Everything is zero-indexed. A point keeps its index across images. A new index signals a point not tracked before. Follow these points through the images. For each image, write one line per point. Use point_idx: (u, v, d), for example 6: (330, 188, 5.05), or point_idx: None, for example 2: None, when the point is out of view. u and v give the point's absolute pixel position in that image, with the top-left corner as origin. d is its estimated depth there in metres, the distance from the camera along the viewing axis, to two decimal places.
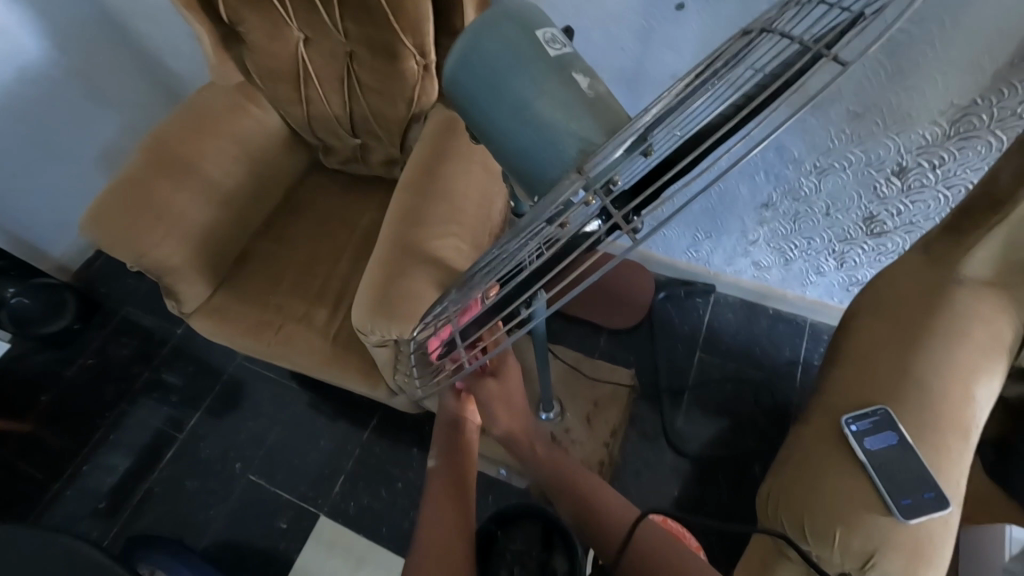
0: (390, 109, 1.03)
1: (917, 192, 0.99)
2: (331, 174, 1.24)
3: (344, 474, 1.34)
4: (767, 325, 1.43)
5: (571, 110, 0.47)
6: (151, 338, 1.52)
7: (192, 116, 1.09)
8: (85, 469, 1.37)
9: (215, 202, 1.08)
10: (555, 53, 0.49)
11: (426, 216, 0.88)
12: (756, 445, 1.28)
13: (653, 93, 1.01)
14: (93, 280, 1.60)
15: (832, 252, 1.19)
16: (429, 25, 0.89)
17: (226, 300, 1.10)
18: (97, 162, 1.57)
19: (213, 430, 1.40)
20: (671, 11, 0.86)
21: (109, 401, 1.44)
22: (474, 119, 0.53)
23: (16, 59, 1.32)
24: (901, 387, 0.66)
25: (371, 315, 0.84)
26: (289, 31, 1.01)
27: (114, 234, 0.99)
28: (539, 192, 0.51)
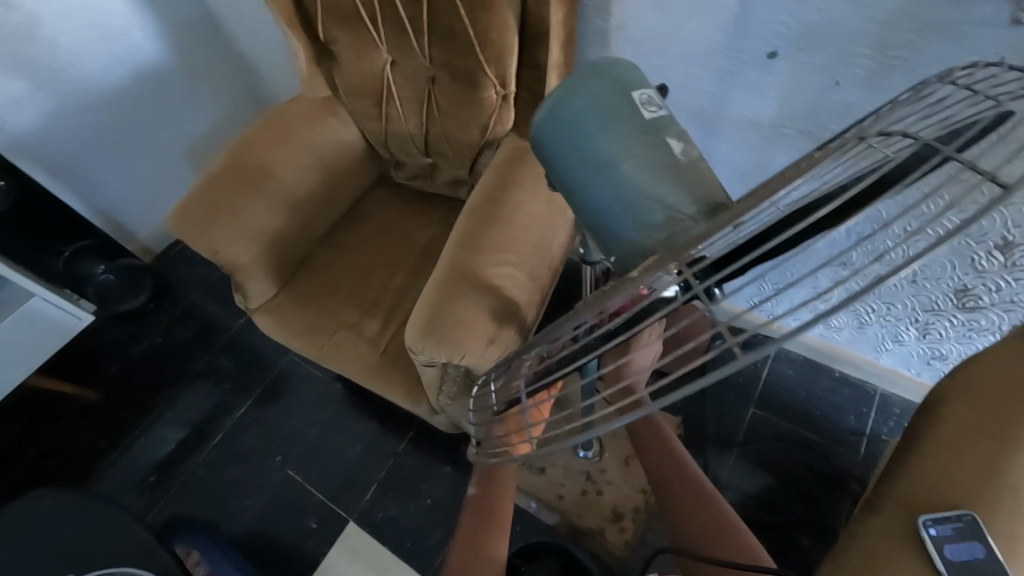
0: (464, 133, 1.05)
1: (1022, 270, 0.90)
2: (399, 189, 1.27)
3: (376, 482, 1.35)
4: (831, 387, 1.33)
5: (662, 175, 0.46)
6: (214, 324, 1.60)
7: (278, 123, 1.15)
8: (140, 441, 1.45)
9: (289, 207, 1.12)
10: (650, 115, 0.48)
11: (489, 243, 0.88)
12: (809, 516, 1.19)
13: (732, 139, 0.98)
14: (172, 263, 1.71)
15: (914, 322, 1.10)
16: (511, 58, 0.91)
17: (287, 301, 1.14)
18: (189, 156, 1.68)
19: (259, 420, 1.45)
20: (761, 59, 0.83)
21: (169, 379, 1.53)
22: (554, 168, 0.52)
23: (132, 57, 1.45)
24: (990, 488, 0.59)
25: (423, 337, 0.83)
26: (377, 52, 1.05)
27: (195, 230, 1.05)
28: (615, 250, 0.49)
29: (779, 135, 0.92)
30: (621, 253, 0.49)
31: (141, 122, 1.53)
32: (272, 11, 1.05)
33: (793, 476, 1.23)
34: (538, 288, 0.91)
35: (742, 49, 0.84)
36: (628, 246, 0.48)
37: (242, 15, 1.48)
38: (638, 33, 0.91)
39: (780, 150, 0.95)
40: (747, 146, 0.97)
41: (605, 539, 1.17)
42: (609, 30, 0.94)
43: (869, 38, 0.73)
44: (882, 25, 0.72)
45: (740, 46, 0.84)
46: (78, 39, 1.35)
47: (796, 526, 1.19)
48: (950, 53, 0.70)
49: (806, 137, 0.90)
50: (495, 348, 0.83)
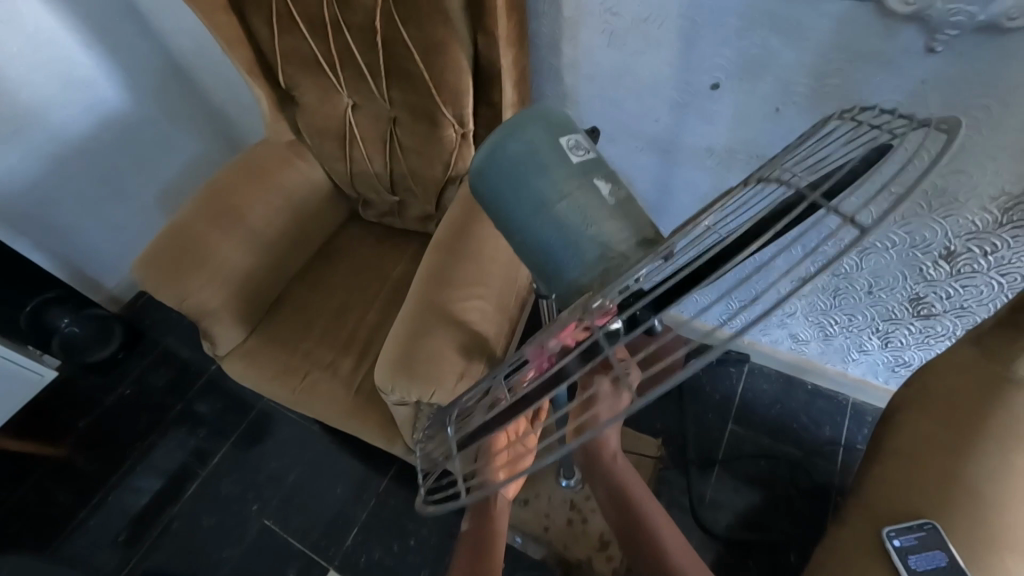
0: (428, 171, 1.07)
1: (967, 277, 0.94)
2: (368, 226, 1.28)
3: (357, 525, 1.32)
4: (806, 400, 1.36)
5: (590, 215, 0.49)
6: (185, 370, 1.56)
7: (242, 168, 1.15)
8: (110, 498, 1.40)
9: (254, 251, 1.12)
10: (578, 159, 0.50)
11: (452, 279, 0.89)
12: (795, 530, 1.19)
13: (689, 166, 1.01)
14: (141, 311, 1.68)
15: (876, 330, 1.13)
16: (468, 97, 0.94)
17: (257, 345, 1.13)
18: (159, 201, 1.67)
19: (235, 467, 1.41)
20: (705, 89, 0.88)
21: (140, 430, 1.48)
22: (496, 210, 0.54)
23: (98, 108, 1.45)
24: (949, 492, 0.61)
25: (394, 376, 0.83)
26: (339, 96, 1.07)
27: (160, 277, 1.04)
28: (559, 285, 0.52)
29: (729, 158, 0.96)
30: (564, 289, 0.52)
31: (108, 171, 1.52)
32: (234, 62, 1.07)
33: (776, 489, 1.24)
34: (505, 320, 0.92)
35: (687, 81, 0.88)
36: (570, 283, 0.51)
37: (208, 62, 1.50)
38: (589, 69, 0.94)
39: (733, 174, 0.98)
40: (701, 171, 1.01)
41: (592, 569, 1.15)
42: (562, 68, 0.97)
43: (803, 68, 0.78)
44: (813, 54, 0.76)
45: (685, 79, 0.88)
46: (40, 90, 1.34)
47: (783, 540, 1.19)
48: (879, 78, 0.75)
49: (755, 160, 0.94)
50: (465, 382, 0.83)
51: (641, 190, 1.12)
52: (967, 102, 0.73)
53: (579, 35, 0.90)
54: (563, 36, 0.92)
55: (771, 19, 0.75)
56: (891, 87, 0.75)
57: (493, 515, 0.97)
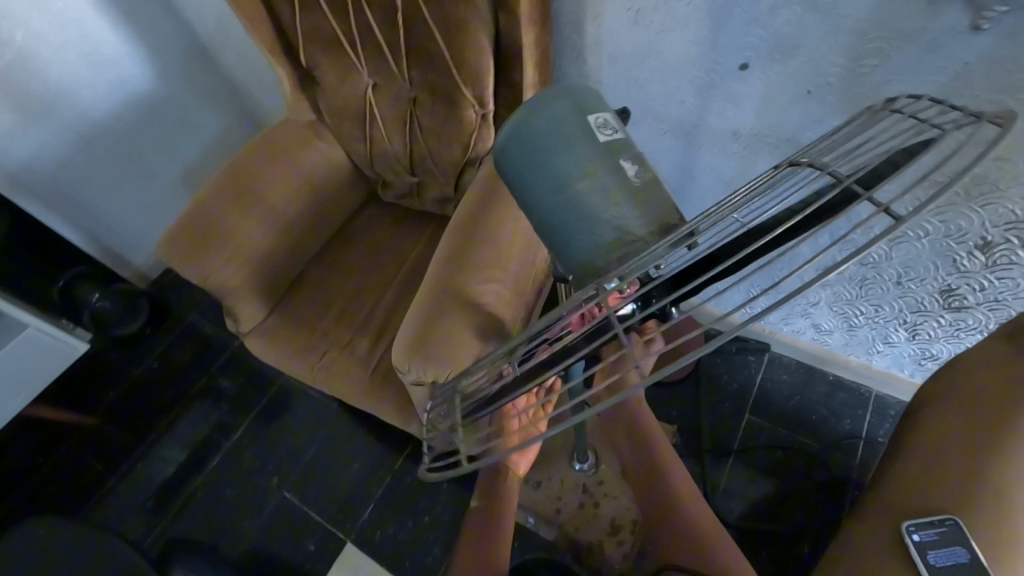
0: (447, 152, 1.07)
1: (1004, 270, 0.90)
2: (388, 208, 1.29)
3: (373, 501, 1.35)
4: (826, 391, 1.33)
5: (611, 194, 0.48)
6: (210, 346, 1.61)
7: (266, 147, 1.16)
8: (139, 466, 1.45)
9: (276, 231, 1.13)
10: (605, 138, 0.50)
11: (470, 261, 0.89)
12: (809, 522, 1.18)
13: (714, 150, 0.99)
14: (168, 288, 1.73)
15: (903, 322, 1.10)
16: (488, 78, 0.92)
17: (277, 323, 1.15)
18: (184, 180, 1.70)
19: (256, 441, 1.45)
20: (734, 69, 0.85)
21: (167, 403, 1.53)
22: (517, 188, 0.53)
23: (126, 87, 1.47)
24: (975, 491, 0.59)
25: (411, 355, 0.84)
26: (359, 76, 1.07)
27: (184, 254, 1.06)
28: (575, 267, 0.52)
29: (757, 142, 0.93)
30: (580, 271, 0.51)
31: (135, 150, 1.55)
32: (258, 41, 1.07)
33: (792, 480, 1.23)
34: (523, 303, 0.92)
35: (715, 62, 0.85)
36: (585, 264, 0.50)
37: (233, 42, 1.51)
38: (613, 48, 0.92)
39: (760, 159, 0.95)
40: (726, 155, 0.98)
41: (603, 553, 1.16)
42: (585, 47, 0.95)
43: (838, 47, 0.75)
44: (847, 34, 0.73)
45: (713, 60, 0.85)
46: (71, 68, 1.36)
47: (796, 531, 1.18)
48: (917, 59, 0.71)
49: (783, 144, 0.91)
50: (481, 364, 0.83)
51: (663, 174, 1.10)
52: (1013, 85, 0.69)
53: (604, 13, 0.88)
54: (587, 15, 0.90)
55: None
56: (931, 68, 0.71)
57: (504, 495, 0.98)
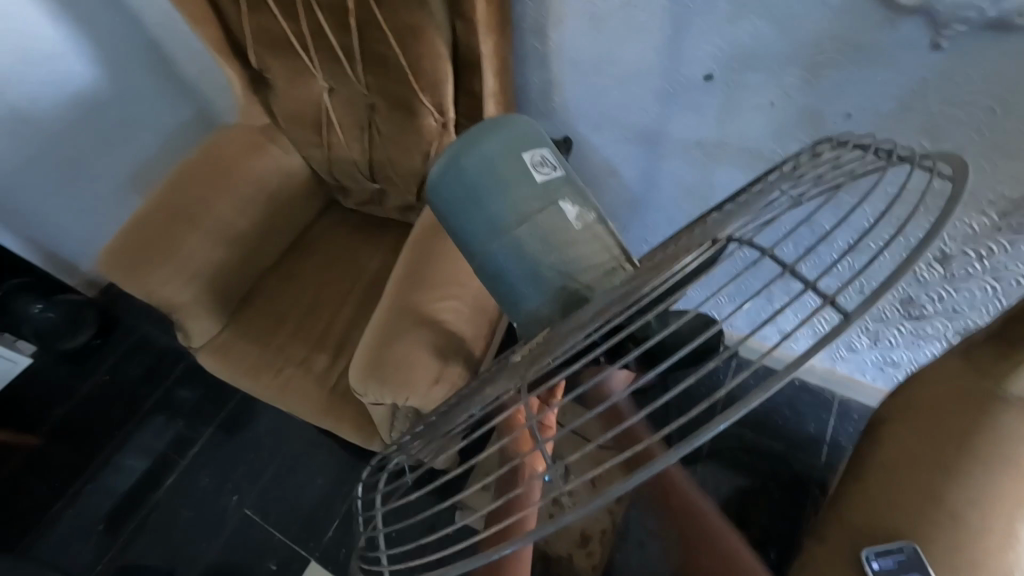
0: (406, 161, 1.02)
1: (961, 280, 0.91)
2: (348, 215, 1.24)
3: (338, 517, 1.31)
4: (792, 396, 1.34)
5: (552, 240, 0.52)
6: (164, 357, 1.53)
7: (215, 152, 1.10)
8: (87, 487, 1.38)
9: (227, 241, 1.08)
10: (542, 178, 0.53)
11: (426, 277, 0.86)
12: (774, 525, 1.20)
13: (677, 159, 0.97)
14: (118, 296, 1.64)
15: (865, 330, 1.11)
16: (447, 85, 0.88)
17: (232, 338, 1.09)
18: (135, 182, 1.60)
19: (214, 457, 1.39)
20: (698, 80, 0.83)
21: (117, 418, 1.46)
22: (458, 229, 0.56)
23: (68, 83, 1.37)
24: (930, 515, 0.59)
25: (366, 378, 0.81)
26: (312, 79, 1.01)
27: (127, 270, 0.99)
28: (520, 313, 0.56)
29: (722, 153, 0.91)
30: (525, 318, 0.56)
31: (79, 152, 1.45)
32: (202, 41, 1.01)
33: (760, 485, 1.24)
34: (485, 321, 0.89)
35: (679, 71, 0.83)
36: (532, 313, 0.55)
37: (181, 37, 1.42)
38: (576, 55, 0.89)
39: (725, 170, 0.94)
40: (692, 165, 0.96)
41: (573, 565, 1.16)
42: (547, 53, 0.91)
43: (801, 60, 0.74)
44: (810, 47, 0.72)
45: (677, 69, 0.83)
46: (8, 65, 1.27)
47: (762, 535, 1.19)
48: (875, 74, 0.71)
49: (749, 156, 0.90)
50: (439, 388, 0.81)
51: (626, 180, 1.07)
52: (972, 99, 0.68)
53: (566, 19, 0.84)
54: (549, 20, 0.86)
55: (767, 9, 0.70)
56: (893, 84, 0.71)
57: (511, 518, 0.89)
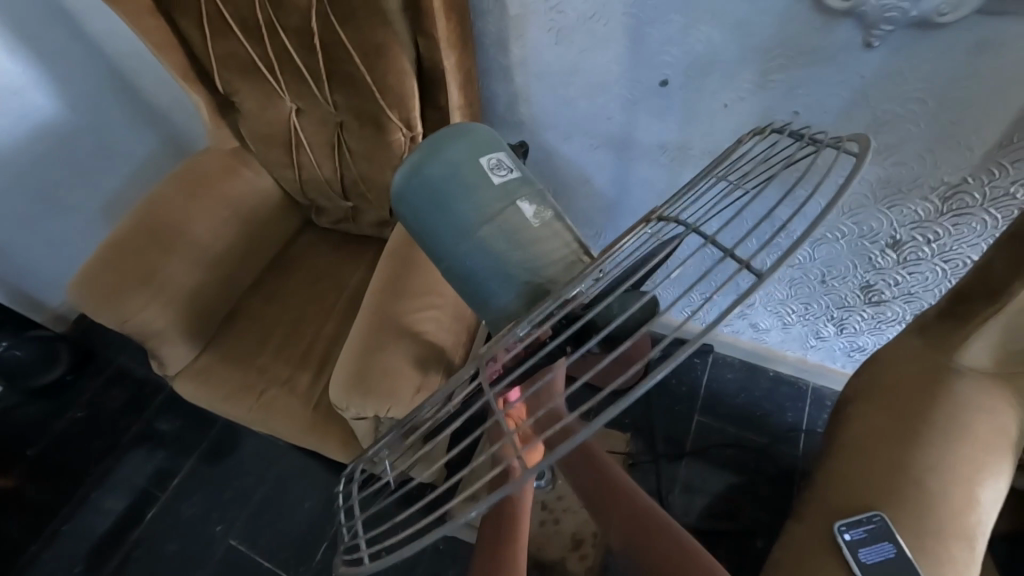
0: (378, 177, 1.04)
1: (913, 265, 0.96)
2: (323, 234, 1.25)
3: (328, 540, 1.29)
4: (769, 387, 1.38)
5: (512, 238, 0.54)
6: (140, 389, 1.50)
7: (184, 176, 1.10)
8: (64, 529, 1.33)
9: (199, 265, 1.07)
10: (499, 180, 0.55)
11: (402, 288, 0.87)
12: (761, 515, 1.22)
13: (641, 163, 1.01)
14: (89, 330, 1.60)
15: (831, 318, 1.16)
16: (413, 100, 0.91)
17: (210, 363, 1.08)
18: (103, 213, 1.58)
19: (197, 488, 1.36)
20: (655, 86, 0.87)
21: (93, 455, 1.42)
22: (426, 234, 0.58)
23: (30, 116, 1.35)
24: (897, 485, 0.62)
25: (348, 393, 0.81)
26: (281, 101, 1.02)
27: (98, 298, 0.98)
28: (492, 310, 0.57)
29: (682, 154, 0.95)
30: (497, 314, 0.57)
31: (44, 185, 1.43)
32: (168, 68, 1.01)
33: (744, 475, 1.26)
34: (463, 327, 0.91)
35: (636, 77, 0.87)
36: (504, 312, 0.56)
37: (146, 65, 1.42)
38: (538, 67, 0.92)
39: (687, 170, 0.98)
40: (657, 169, 1.00)
41: (566, 569, 1.16)
42: (510, 65, 0.94)
43: (748, 63, 0.78)
44: (757, 50, 0.76)
45: (634, 76, 0.87)
46: None
47: (749, 525, 1.21)
48: (818, 73, 0.75)
49: (708, 156, 0.94)
50: (422, 397, 0.81)
51: (596, 187, 1.10)
52: (907, 92, 0.73)
53: (526, 33, 0.88)
54: (510, 35, 0.89)
55: (712, 18, 0.75)
56: (834, 82, 0.75)
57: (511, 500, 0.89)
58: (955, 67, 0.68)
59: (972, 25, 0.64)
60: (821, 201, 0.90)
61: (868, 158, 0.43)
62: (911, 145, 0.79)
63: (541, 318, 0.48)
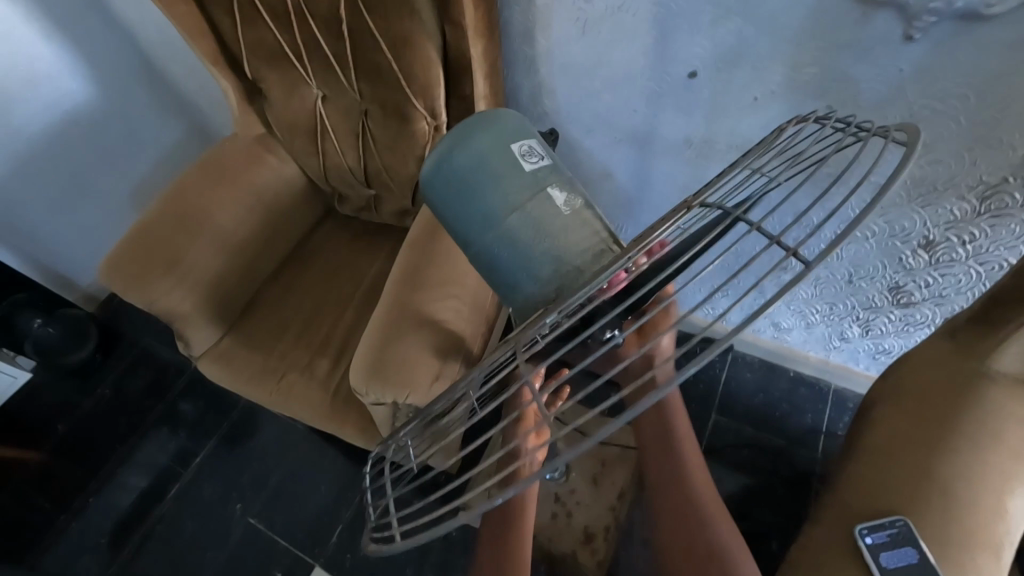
0: (401, 166, 1.04)
1: (946, 266, 0.94)
2: (345, 221, 1.26)
3: (342, 522, 1.31)
4: (788, 387, 1.36)
5: (541, 225, 0.54)
6: (164, 369, 1.54)
7: (212, 162, 1.12)
8: (91, 502, 1.38)
9: (225, 251, 1.09)
10: (531, 166, 0.55)
11: (424, 277, 0.88)
12: (776, 517, 1.21)
13: (666, 157, 0.99)
14: (117, 311, 1.65)
15: (857, 319, 1.13)
16: (438, 90, 0.91)
17: (234, 346, 1.11)
18: (132, 198, 1.62)
19: (217, 468, 1.40)
20: (683, 78, 0.85)
21: (119, 433, 1.46)
22: (453, 221, 0.59)
23: (64, 101, 1.39)
24: (922, 492, 0.60)
25: (369, 379, 0.82)
26: (307, 89, 1.03)
27: (128, 280, 1.01)
28: (517, 299, 0.57)
29: (708, 148, 0.94)
30: (519, 303, 0.57)
31: (76, 169, 1.47)
32: (198, 55, 1.03)
33: (760, 476, 1.25)
34: (483, 317, 0.91)
35: (664, 69, 0.85)
36: (526, 303, 0.56)
37: (175, 53, 1.44)
38: (565, 57, 0.91)
39: (713, 164, 0.96)
40: (682, 163, 0.99)
41: (576, 561, 1.16)
42: (536, 55, 0.93)
43: (781, 57, 0.76)
44: (791, 43, 0.74)
45: (661, 68, 0.85)
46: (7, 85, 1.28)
47: (763, 526, 1.20)
48: (854, 68, 0.73)
49: (735, 151, 0.92)
50: (441, 384, 0.82)
51: (618, 180, 1.09)
52: (947, 88, 0.71)
53: (553, 23, 0.87)
54: (537, 25, 0.88)
55: (746, 10, 0.73)
56: (870, 77, 0.73)
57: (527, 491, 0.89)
58: (1000, 63, 0.66)
59: (1019, 19, 0.61)
60: (851, 199, 0.87)
61: (916, 147, 0.41)
62: (948, 144, 0.77)
63: (571, 308, 0.45)
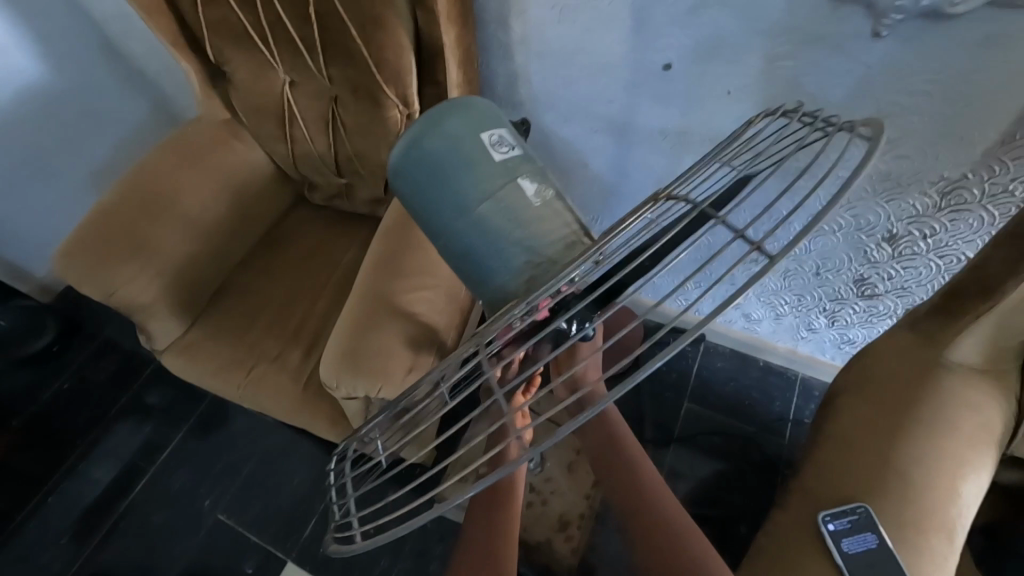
0: (373, 153, 1.02)
1: (908, 259, 0.97)
2: (316, 210, 1.22)
3: (316, 515, 1.30)
4: (758, 376, 1.39)
5: (512, 215, 0.53)
6: (128, 361, 1.48)
7: (174, 147, 1.07)
8: (50, 499, 1.33)
9: (189, 239, 1.05)
10: (501, 156, 0.54)
11: (397, 267, 0.86)
12: (745, 502, 1.24)
13: (642, 147, 0.99)
14: (75, 301, 1.58)
15: (824, 310, 1.16)
16: (411, 76, 0.88)
17: (199, 338, 1.07)
18: (90, 182, 1.55)
19: (185, 462, 1.36)
20: (658, 69, 0.85)
21: (80, 427, 1.41)
22: (423, 210, 0.57)
23: (13, 79, 1.30)
24: (882, 478, 0.62)
25: (340, 370, 0.80)
26: (274, 71, 0.99)
27: (84, 269, 0.96)
28: (488, 291, 0.57)
29: (683, 140, 0.94)
30: (492, 296, 0.56)
31: (28, 151, 1.39)
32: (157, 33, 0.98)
33: (730, 463, 1.28)
34: (457, 308, 0.90)
35: (639, 59, 0.85)
36: (499, 296, 0.55)
37: (135, 31, 1.37)
38: (540, 45, 0.90)
39: (687, 156, 0.97)
40: (657, 155, 0.99)
41: (551, 549, 1.18)
42: (512, 43, 0.92)
43: (755, 49, 0.76)
44: (765, 36, 0.74)
45: (637, 57, 0.85)
46: None
47: (733, 511, 1.23)
48: (825, 62, 0.74)
49: (709, 143, 0.92)
50: (414, 375, 0.81)
51: (595, 171, 1.09)
52: (913, 84, 0.72)
53: (529, 10, 0.85)
54: (512, 11, 0.87)
55: (722, 2, 0.73)
56: (840, 71, 0.74)
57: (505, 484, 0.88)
58: (963, 61, 0.67)
59: (982, 18, 0.63)
60: (821, 191, 0.89)
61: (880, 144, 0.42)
62: (913, 139, 0.78)
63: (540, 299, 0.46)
